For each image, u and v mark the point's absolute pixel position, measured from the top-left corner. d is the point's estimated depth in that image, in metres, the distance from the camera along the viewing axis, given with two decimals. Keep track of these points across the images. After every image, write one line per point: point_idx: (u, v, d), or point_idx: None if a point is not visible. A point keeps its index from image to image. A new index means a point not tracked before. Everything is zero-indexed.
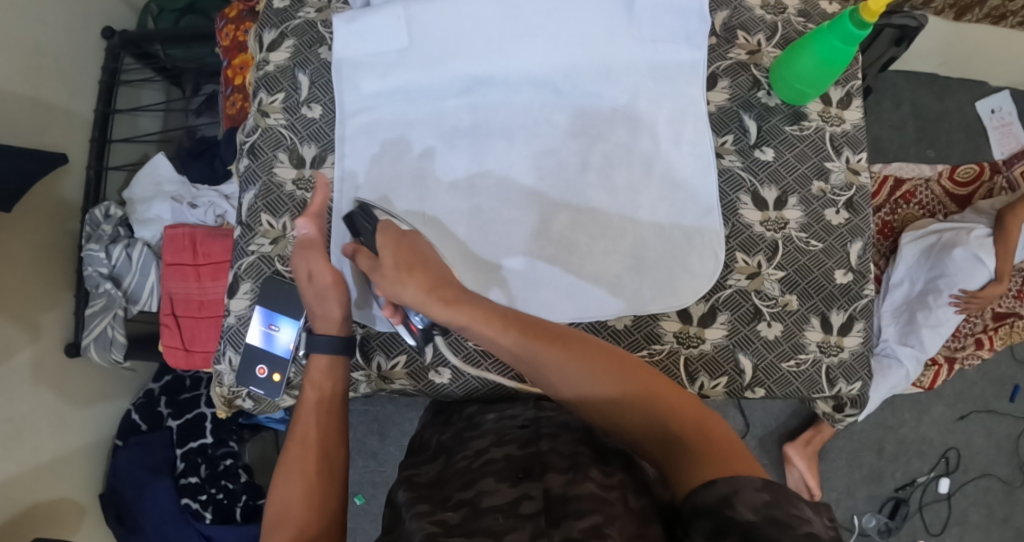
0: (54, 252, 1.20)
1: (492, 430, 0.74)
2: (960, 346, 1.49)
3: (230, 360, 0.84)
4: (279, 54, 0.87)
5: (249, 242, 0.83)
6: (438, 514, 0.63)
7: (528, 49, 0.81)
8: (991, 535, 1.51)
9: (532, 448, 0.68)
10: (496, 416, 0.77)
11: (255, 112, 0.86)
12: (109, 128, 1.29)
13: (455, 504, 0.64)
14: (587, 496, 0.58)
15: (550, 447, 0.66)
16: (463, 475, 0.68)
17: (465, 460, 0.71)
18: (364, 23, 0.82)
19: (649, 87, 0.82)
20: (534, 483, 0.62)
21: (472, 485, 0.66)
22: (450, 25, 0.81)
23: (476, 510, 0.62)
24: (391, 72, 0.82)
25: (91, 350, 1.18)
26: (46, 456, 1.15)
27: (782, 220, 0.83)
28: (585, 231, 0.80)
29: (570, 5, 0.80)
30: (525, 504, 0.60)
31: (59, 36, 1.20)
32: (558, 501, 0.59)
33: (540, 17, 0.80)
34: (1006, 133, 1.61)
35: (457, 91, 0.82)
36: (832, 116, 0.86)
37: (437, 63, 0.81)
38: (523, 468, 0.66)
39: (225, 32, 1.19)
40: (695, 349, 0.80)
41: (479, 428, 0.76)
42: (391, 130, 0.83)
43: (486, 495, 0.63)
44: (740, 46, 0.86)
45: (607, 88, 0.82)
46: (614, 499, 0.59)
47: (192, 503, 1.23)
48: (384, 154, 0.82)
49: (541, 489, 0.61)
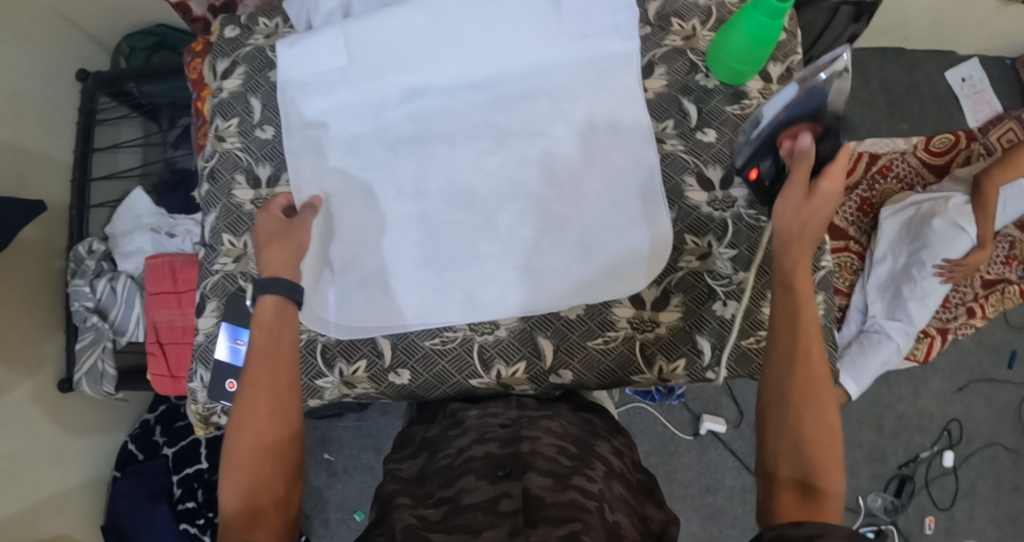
0: (41, 289, 1.22)
1: (474, 427, 0.75)
2: (952, 317, 1.46)
3: (202, 378, 0.85)
4: (232, 80, 0.90)
5: (213, 262, 0.86)
6: (419, 509, 0.65)
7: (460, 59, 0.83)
8: (1003, 506, 1.49)
9: (512, 448, 0.68)
10: (479, 413, 0.78)
11: (211, 138, 0.89)
12: (89, 167, 1.33)
13: (436, 501, 0.66)
14: (564, 505, 0.61)
15: (530, 448, 0.68)
16: (444, 472, 0.69)
17: (446, 458, 0.72)
18: (305, 46, 0.84)
19: (586, 80, 0.83)
20: (513, 482, 0.63)
21: (453, 482, 0.67)
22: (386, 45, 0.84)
23: (457, 507, 0.63)
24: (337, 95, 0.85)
25: (83, 384, 1.21)
26: (45, 492, 1.17)
27: (729, 199, 0.83)
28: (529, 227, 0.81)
29: (502, 8, 0.82)
30: (505, 503, 0.61)
31: (35, 83, 1.24)
32: (536, 505, 0.60)
33: (471, 24, 0.83)
34: (979, 100, 1.61)
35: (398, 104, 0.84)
36: (772, 93, 0.86)
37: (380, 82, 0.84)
38: (503, 466, 0.66)
39: (192, 65, 1.21)
40: (651, 333, 0.81)
41: (460, 426, 0.76)
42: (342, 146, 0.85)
43: (467, 493, 0.64)
44: (675, 32, 0.88)
45: (541, 85, 0.83)
46: (592, 507, 0.61)
47: (190, 527, 1.25)
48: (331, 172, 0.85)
49: (520, 488, 0.62)
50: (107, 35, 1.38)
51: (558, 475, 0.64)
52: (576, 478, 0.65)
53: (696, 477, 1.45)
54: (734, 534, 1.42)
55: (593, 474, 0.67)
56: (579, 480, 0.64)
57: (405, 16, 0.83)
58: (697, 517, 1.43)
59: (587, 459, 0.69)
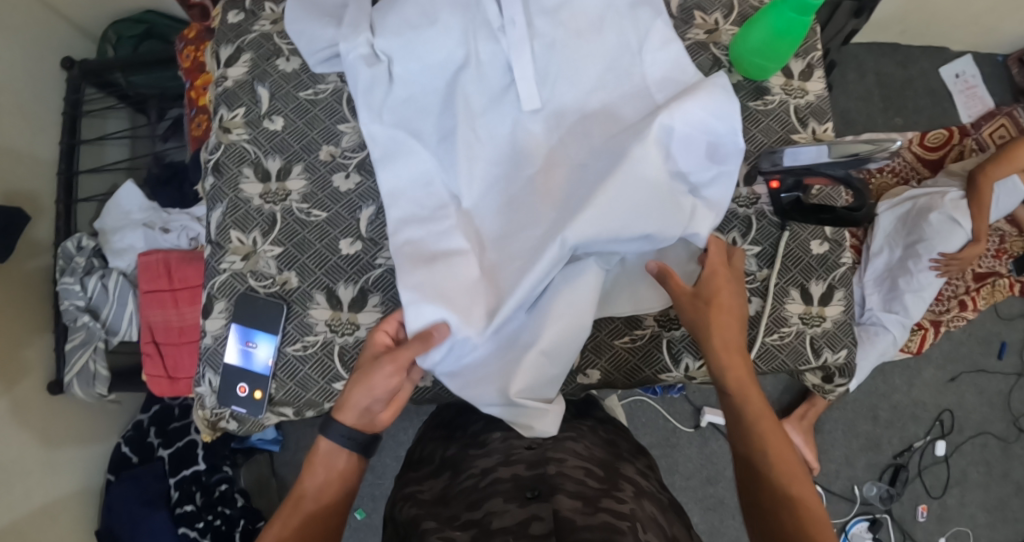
0: (27, 288, 1.18)
1: (499, 448, 0.71)
2: (945, 309, 1.48)
3: (210, 382, 0.83)
4: (237, 68, 0.87)
5: (220, 261, 0.83)
6: (445, 532, 0.60)
7: (561, 147, 0.79)
8: (992, 492, 1.53)
9: (540, 469, 0.65)
10: (502, 435, 0.74)
11: (216, 129, 0.86)
12: (75, 160, 1.28)
13: (463, 523, 0.61)
14: (596, 527, 0.56)
15: (557, 471, 0.64)
16: (469, 495, 0.65)
17: (470, 479, 0.68)
18: (394, 159, 0.80)
19: (614, 97, 0.80)
20: (542, 504, 0.59)
21: (480, 505, 0.62)
22: (483, 120, 0.80)
23: (486, 530, 0.58)
24: (425, 176, 0.80)
25: (74, 386, 1.16)
26: (37, 501, 1.12)
27: (753, 196, 0.83)
28: (562, 328, 0.73)
29: (588, 64, 0.80)
30: (535, 525, 0.56)
31: (16, 70, 1.17)
32: (568, 529, 0.55)
33: (564, 87, 0.80)
34: (971, 96, 1.64)
35: (506, 173, 0.79)
36: (794, 88, 0.86)
37: (476, 153, 0.79)
38: (532, 488, 0.62)
39: (185, 54, 1.14)
40: (678, 331, 0.82)
41: (485, 447, 0.72)
42: (427, 231, 0.78)
43: (497, 516, 0.59)
44: (697, 25, 0.87)
45: (593, 121, 0.79)
46: (625, 528, 0.56)
47: (190, 531, 1.21)
48: (422, 270, 0.75)
49: (551, 510, 0.58)
50: (93, 23, 1.33)
51: (587, 499, 0.60)
52: (605, 501, 0.60)
53: (698, 469, 1.45)
54: (734, 525, 1.43)
55: (623, 495, 0.62)
56: (609, 503, 0.60)
57: (467, 83, 0.80)
58: (699, 509, 1.43)
59: (616, 481, 0.65)
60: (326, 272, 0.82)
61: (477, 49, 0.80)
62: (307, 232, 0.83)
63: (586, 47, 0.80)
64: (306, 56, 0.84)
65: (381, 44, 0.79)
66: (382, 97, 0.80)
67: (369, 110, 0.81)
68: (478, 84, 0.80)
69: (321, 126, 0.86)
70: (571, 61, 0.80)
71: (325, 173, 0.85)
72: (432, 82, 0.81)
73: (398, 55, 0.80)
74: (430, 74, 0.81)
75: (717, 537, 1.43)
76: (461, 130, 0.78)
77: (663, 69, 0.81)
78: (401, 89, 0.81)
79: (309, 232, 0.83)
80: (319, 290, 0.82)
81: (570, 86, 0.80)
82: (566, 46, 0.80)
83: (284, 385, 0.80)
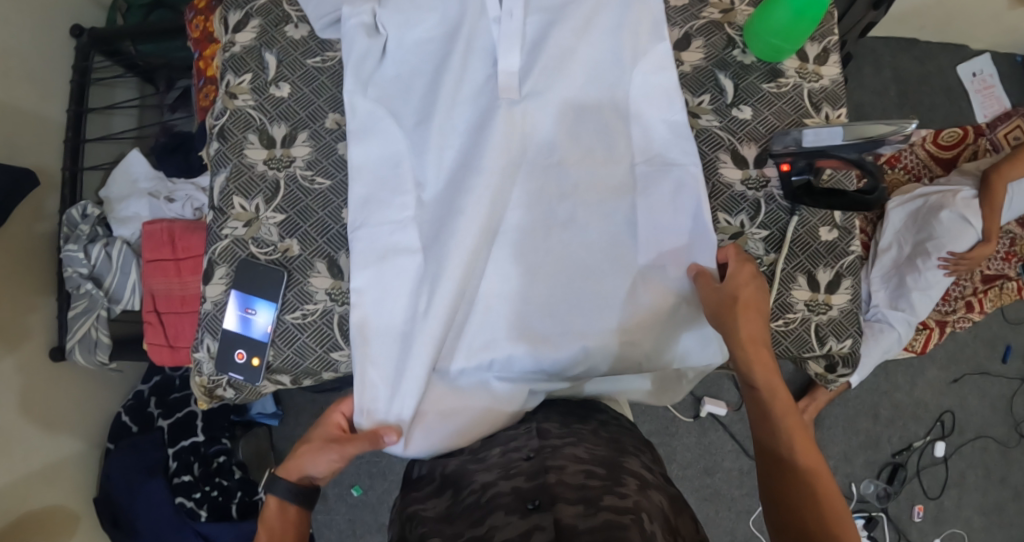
0: (32, 254, 1.18)
1: (498, 464, 0.68)
2: (951, 310, 1.47)
3: (208, 348, 0.83)
4: (245, 35, 0.86)
5: (222, 226, 0.82)
6: None
7: (518, 180, 0.79)
8: (989, 496, 1.52)
9: (539, 480, 0.62)
10: (501, 450, 0.71)
11: (222, 95, 0.85)
12: (82, 128, 1.27)
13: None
14: (599, 528, 0.55)
15: (557, 479, 0.62)
16: (472, 513, 0.61)
17: (472, 496, 0.64)
18: (365, 139, 0.81)
19: (603, 102, 0.80)
20: (544, 514, 0.57)
21: (483, 521, 0.59)
22: (455, 111, 0.80)
23: None
24: (394, 158, 0.81)
25: (76, 353, 1.16)
26: (37, 464, 1.13)
27: (763, 178, 0.82)
28: (493, 344, 0.79)
29: (581, 57, 0.80)
30: (537, 535, 0.55)
31: (24, 34, 1.17)
32: (569, 533, 0.54)
33: (544, 82, 0.79)
34: (988, 95, 1.62)
35: (451, 169, 0.79)
36: (809, 72, 0.85)
37: (445, 143, 0.80)
38: (533, 499, 0.60)
39: (195, 24, 1.14)
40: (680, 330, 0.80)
41: (485, 463, 0.70)
42: (382, 223, 0.80)
43: (497, 530, 0.57)
44: (712, 5, 0.86)
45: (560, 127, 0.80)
46: (628, 521, 0.56)
47: (186, 502, 1.22)
48: (366, 286, 0.79)
49: (552, 519, 0.56)
50: None
51: (588, 500, 0.59)
52: (607, 499, 0.59)
53: (695, 459, 1.44)
54: (729, 516, 1.43)
55: (626, 490, 0.61)
56: (610, 500, 0.59)
57: (450, 71, 0.79)
58: (695, 500, 1.43)
59: (619, 477, 0.63)
60: (327, 241, 0.82)
61: (461, 38, 0.80)
62: (310, 200, 0.83)
63: (569, 46, 0.79)
64: (312, 19, 0.83)
65: (384, 21, 0.80)
66: (371, 69, 0.81)
67: (355, 79, 0.81)
68: (461, 70, 0.80)
69: (328, 94, 0.85)
70: (562, 56, 0.79)
71: (330, 140, 0.84)
72: (419, 66, 0.82)
73: (394, 29, 0.81)
74: (419, 53, 0.82)
75: (711, 527, 1.42)
76: (436, 116, 0.79)
77: (643, 93, 0.81)
78: (384, 73, 0.82)
79: (312, 200, 0.83)
80: (320, 259, 0.82)
81: (552, 85, 0.79)
82: (555, 44, 0.79)
83: (282, 352, 0.81)
